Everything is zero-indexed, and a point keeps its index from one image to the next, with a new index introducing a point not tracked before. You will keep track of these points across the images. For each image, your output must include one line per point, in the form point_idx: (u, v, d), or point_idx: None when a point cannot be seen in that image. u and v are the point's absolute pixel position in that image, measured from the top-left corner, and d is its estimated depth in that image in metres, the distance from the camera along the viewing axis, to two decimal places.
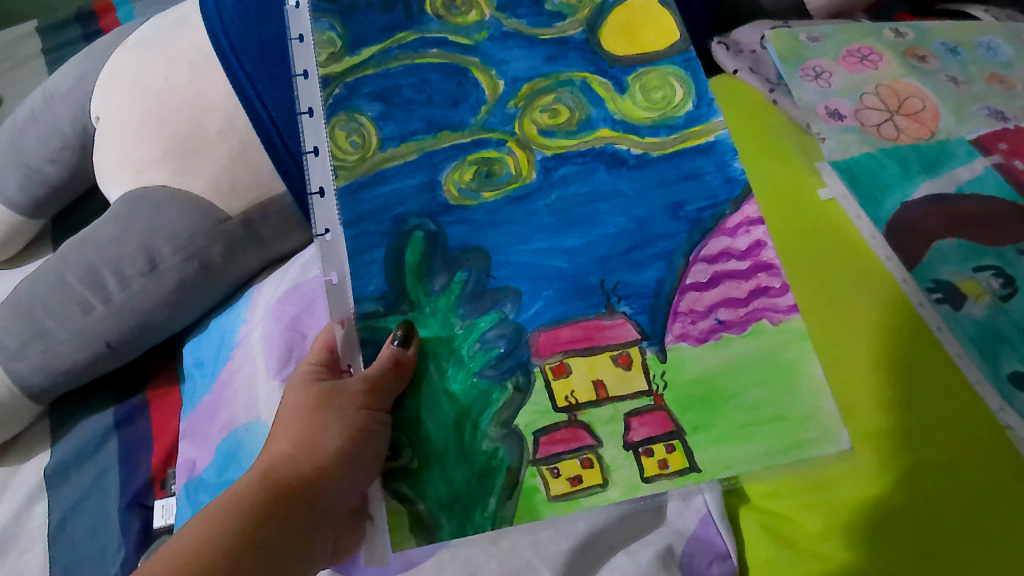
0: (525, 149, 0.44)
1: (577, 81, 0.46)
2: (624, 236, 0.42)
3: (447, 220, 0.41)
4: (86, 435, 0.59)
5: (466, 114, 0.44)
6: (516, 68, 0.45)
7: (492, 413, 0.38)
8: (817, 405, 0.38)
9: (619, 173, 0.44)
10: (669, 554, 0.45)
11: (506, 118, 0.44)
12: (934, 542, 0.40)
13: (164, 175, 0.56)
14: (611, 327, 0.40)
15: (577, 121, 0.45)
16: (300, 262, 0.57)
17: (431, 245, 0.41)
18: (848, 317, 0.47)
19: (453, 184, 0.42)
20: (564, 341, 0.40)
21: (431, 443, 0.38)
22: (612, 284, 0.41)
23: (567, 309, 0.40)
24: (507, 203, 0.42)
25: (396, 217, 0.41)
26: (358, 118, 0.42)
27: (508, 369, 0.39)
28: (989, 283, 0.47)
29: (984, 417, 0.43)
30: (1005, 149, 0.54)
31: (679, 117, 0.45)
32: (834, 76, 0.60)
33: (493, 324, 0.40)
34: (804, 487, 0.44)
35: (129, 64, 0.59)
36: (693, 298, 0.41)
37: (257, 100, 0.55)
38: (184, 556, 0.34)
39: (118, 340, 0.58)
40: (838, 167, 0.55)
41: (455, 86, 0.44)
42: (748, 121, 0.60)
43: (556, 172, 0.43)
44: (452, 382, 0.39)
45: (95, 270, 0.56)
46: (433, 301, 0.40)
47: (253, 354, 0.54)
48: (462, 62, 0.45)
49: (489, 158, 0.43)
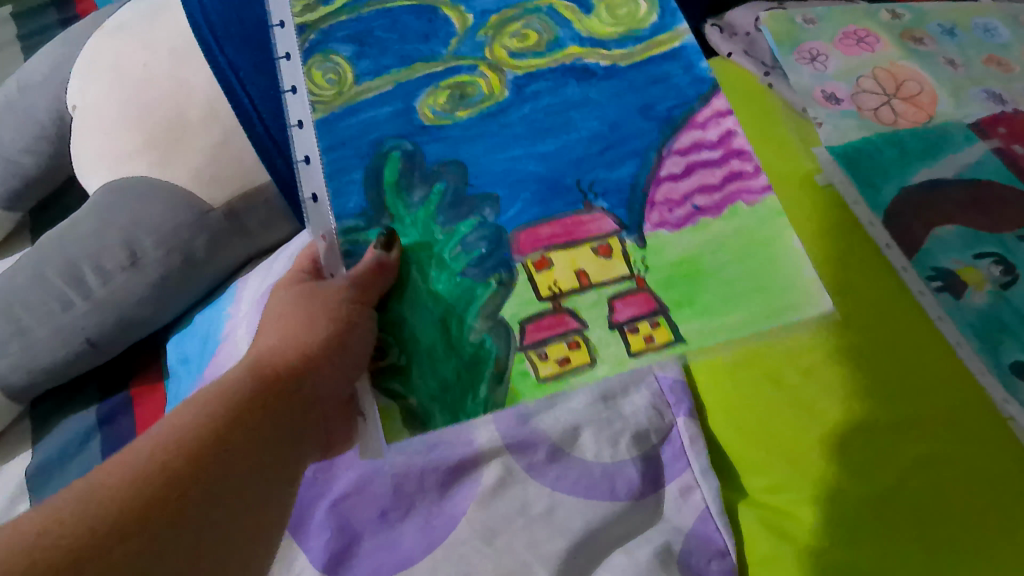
0: (495, 70, 0.43)
1: (544, 8, 0.44)
2: (596, 138, 0.41)
3: (422, 140, 0.41)
4: (69, 434, 0.58)
5: (437, 46, 0.43)
6: (483, 2, 0.44)
7: (478, 307, 0.37)
8: (797, 273, 0.37)
9: (589, 84, 0.43)
10: (668, 552, 0.42)
11: (475, 46, 0.43)
12: (941, 535, 0.39)
13: (145, 165, 0.55)
14: (586, 223, 0.39)
15: (545, 41, 0.44)
16: (285, 252, 0.55)
17: (409, 162, 0.40)
18: (850, 304, 0.46)
19: (427, 106, 0.42)
20: (544, 238, 0.39)
21: (418, 341, 0.37)
22: (587, 183, 0.40)
23: (544, 209, 0.39)
24: (480, 120, 0.42)
25: (374, 141, 0.41)
26: (333, 58, 0.42)
27: (492, 264, 0.38)
28: (989, 271, 0.47)
29: (986, 407, 0.42)
30: (1004, 133, 0.53)
31: (645, 28, 0.43)
32: (830, 59, 0.59)
33: (473, 228, 0.39)
34: (805, 480, 0.42)
35: (106, 49, 0.58)
36: (667, 188, 0.40)
37: (240, 90, 0.53)
38: (176, 426, 0.34)
39: (99, 337, 0.56)
40: (835, 152, 0.53)
41: (426, 23, 0.44)
42: (740, 104, 0.58)
43: (528, 89, 0.42)
44: (438, 280, 0.38)
45: (75, 265, 0.54)
46: (412, 213, 0.40)
47: (236, 352, 0.51)
48: (432, 1, 0.44)
49: (462, 80, 0.42)
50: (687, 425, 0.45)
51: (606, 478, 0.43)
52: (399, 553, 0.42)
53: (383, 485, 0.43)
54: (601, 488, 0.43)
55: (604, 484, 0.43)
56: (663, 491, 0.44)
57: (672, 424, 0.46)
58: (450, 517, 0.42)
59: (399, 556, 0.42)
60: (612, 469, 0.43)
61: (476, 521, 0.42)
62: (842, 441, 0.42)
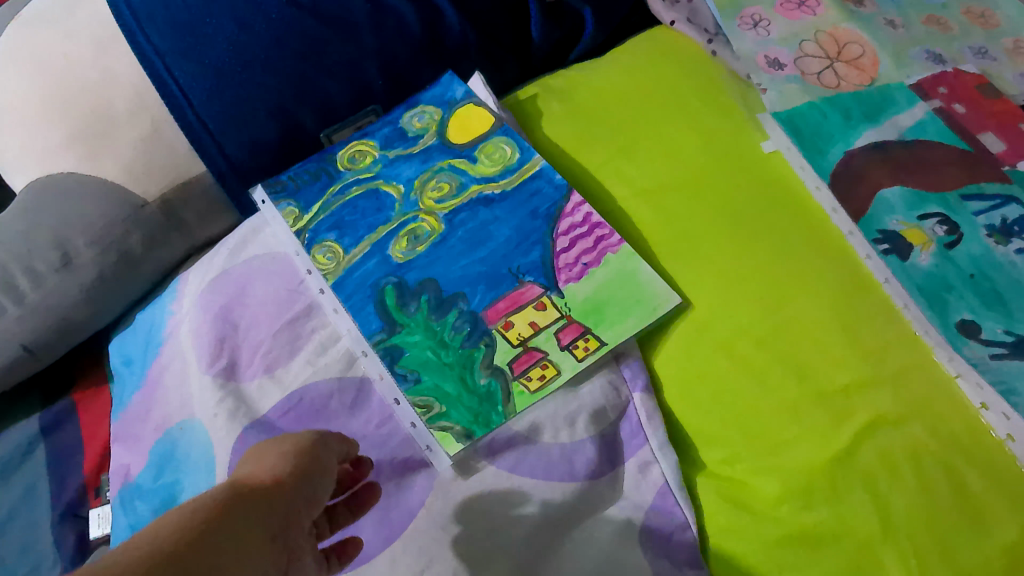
0: (432, 215, 0.52)
1: (445, 166, 0.54)
2: (511, 239, 0.50)
3: (404, 272, 0.49)
4: (10, 445, 0.55)
5: (389, 211, 0.52)
6: (406, 174, 0.54)
7: (477, 366, 0.45)
8: None
9: (492, 207, 0.52)
10: (629, 529, 0.42)
11: (411, 204, 0.53)
12: (893, 494, 0.39)
13: (72, 161, 0.53)
14: (526, 291, 0.48)
15: (454, 187, 0.53)
16: (228, 245, 0.53)
17: (400, 291, 0.48)
18: (795, 275, 0.46)
19: (397, 251, 0.50)
20: (502, 309, 0.47)
21: (445, 391, 0.44)
22: (515, 269, 0.49)
23: (494, 290, 0.48)
24: (434, 248, 0.50)
25: (372, 285, 0.49)
26: (326, 245, 0.51)
27: (478, 334, 0.46)
28: (934, 231, 0.47)
29: (931, 366, 0.43)
30: (945, 93, 0.54)
31: (514, 160, 0.54)
32: (772, 24, 0.59)
33: (457, 315, 0.47)
34: (759, 451, 0.42)
35: (24, 39, 0.55)
36: (563, 256, 0.49)
37: (168, 77, 0.52)
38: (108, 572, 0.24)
39: (35, 343, 0.53)
40: (780, 118, 0.53)
41: (375, 200, 0.53)
42: (678, 71, 0.58)
43: (457, 219, 0.51)
44: (445, 355, 0.45)
45: (3, 270, 0.51)
46: (412, 320, 0.47)
47: (183, 349, 0.50)
48: (372, 186, 0.54)
49: (412, 227, 0.51)
50: (642, 401, 0.45)
51: (564, 459, 0.43)
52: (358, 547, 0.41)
53: None
54: (559, 470, 0.42)
55: (563, 465, 0.43)
56: (621, 468, 0.44)
57: (628, 400, 0.45)
58: (408, 509, 0.41)
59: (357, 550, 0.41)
60: (570, 449, 0.43)
61: (435, 511, 0.41)
62: (798, 410, 0.42)
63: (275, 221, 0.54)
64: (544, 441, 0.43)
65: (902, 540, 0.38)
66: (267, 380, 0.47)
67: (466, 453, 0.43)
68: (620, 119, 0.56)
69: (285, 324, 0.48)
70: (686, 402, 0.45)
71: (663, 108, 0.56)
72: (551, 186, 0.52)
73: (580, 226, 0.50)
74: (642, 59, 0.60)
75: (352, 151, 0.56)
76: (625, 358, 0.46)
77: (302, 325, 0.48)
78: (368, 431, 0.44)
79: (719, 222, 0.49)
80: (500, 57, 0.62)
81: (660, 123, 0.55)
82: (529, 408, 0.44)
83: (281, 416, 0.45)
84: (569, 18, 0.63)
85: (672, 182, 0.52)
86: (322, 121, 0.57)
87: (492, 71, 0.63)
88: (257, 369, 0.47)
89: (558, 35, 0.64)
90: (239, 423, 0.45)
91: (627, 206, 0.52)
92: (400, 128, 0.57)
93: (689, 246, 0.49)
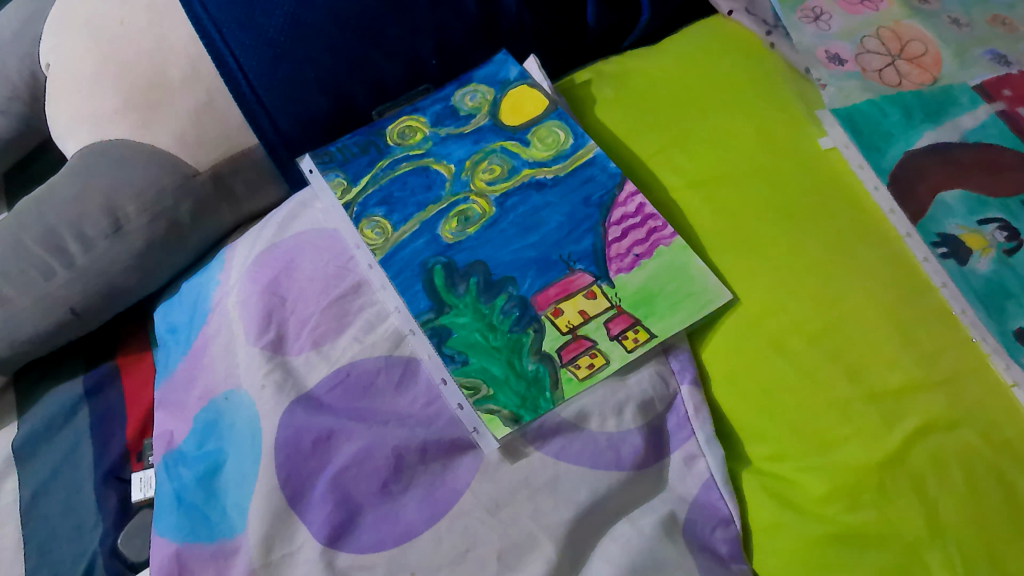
0: (483, 197, 0.52)
1: (497, 149, 0.54)
2: (563, 226, 0.50)
3: (454, 252, 0.49)
4: (55, 405, 0.55)
5: (439, 191, 0.52)
6: (458, 154, 0.54)
7: (525, 352, 0.45)
8: None
9: (544, 192, 0.52)
10: (673, 521, 0.42)
11: (462, 184, 0.52)
12: (943, 499, 0.39)
13: (125, 128, 0.52)
14: (576, 279, 0.48)
15: (506, 170, 0.53)
16: (277, 218, 0.53)
17: (449, 271, 0.48)
18: (849, 273, 0.45)
19: (446, 231, 0.50)
20: (553, 296, 0.47)
21: (493, 375, 0.44)
22: (566, 256, 0.49)
23: (545, 277, 0.48)
24: (484, 231, 0.50)
25: (420, 263, 0.49)
26: (374, 219, 0.51)
27: (527, 320, 0.46)
28: (993, 236, 0.46)
29: (986, 372, 0.42)
30: (1009, 95, 0.52)
31: (568, 147, 0.53)
32: (834, 18, 0.59)
33: (506, 299, 0.47)
34: (807, 448, 0.42)
35: (81, 4, 0.55)
36: (614, 245, 0.49)
37: (224, 48, 0.51)
38: None
39: (83, 306, 0.54)
40: (839, 115, 0.52)
41: (424, 177, 0.53)
42: (737, 63, 0.57)
43: (508, 203, 0.51)
44: (493, 339, 0.45)
45: (55, 232, 0.52)
46: (460, 301, 0.47)
47: (230, 318, 0.50)
48: (422, 163, 0.54)
49: (462, 208, 0.51)
50: (690, 393, 0.45)
51: (611, 447, 0.43)
52: (402, 524, 0.41)
53: (384, 456, 0.42)
54: (606, 457, 0.42)
55: (610, 452, 0.43)
56: (666, 459, 0.44)
57: (676, 392, 0.45)
58: (453, 489, 0.42)
59: (402, 527, 0.41)
60: (617, 438, 0.43)
61: (480, 492, 0.42)
62: (849, 409, 0.42)
63: (324, 196, 0.54)
64: (591, 428, 0.43)
65: (950, 544, 0.38)
66: (315, 355, 0.47)
67: (514, 437, 0.43)
68: (671, 108, 0.56)
69: (334, 299, 0.48)
70: (734, 396, 0.45)
71: (719, 99, 0.55)
72: (605, 174, 0.52)
73: (632, 217, 0.50)
74: (695, 49, 0.59)
75: (403, 127, 0.56)
76: (673, 350, 0.46)
77: (350, 301, 0.48)
78: (415, 410, 0.45)
79: (773, 217, 0.48)
80: (552, 41, 0.62)
81: (713, 113, 0.54)
82: (577, 395, 0.44)
83: (328, 392, 0.46)
84: (628, 3, 0.63)
85: (725, 173, 0.51)
86: (374, 98, 0.58)
87: (543, 54, 0.63)
88: (305, 343, 0.47)
89: (616, 19, 0.63)
90: (286, 396, 0.45)
91: (678, 196, 0.52)
92: (452, 106, 0.57)
93: (740, 237, 0.48)
